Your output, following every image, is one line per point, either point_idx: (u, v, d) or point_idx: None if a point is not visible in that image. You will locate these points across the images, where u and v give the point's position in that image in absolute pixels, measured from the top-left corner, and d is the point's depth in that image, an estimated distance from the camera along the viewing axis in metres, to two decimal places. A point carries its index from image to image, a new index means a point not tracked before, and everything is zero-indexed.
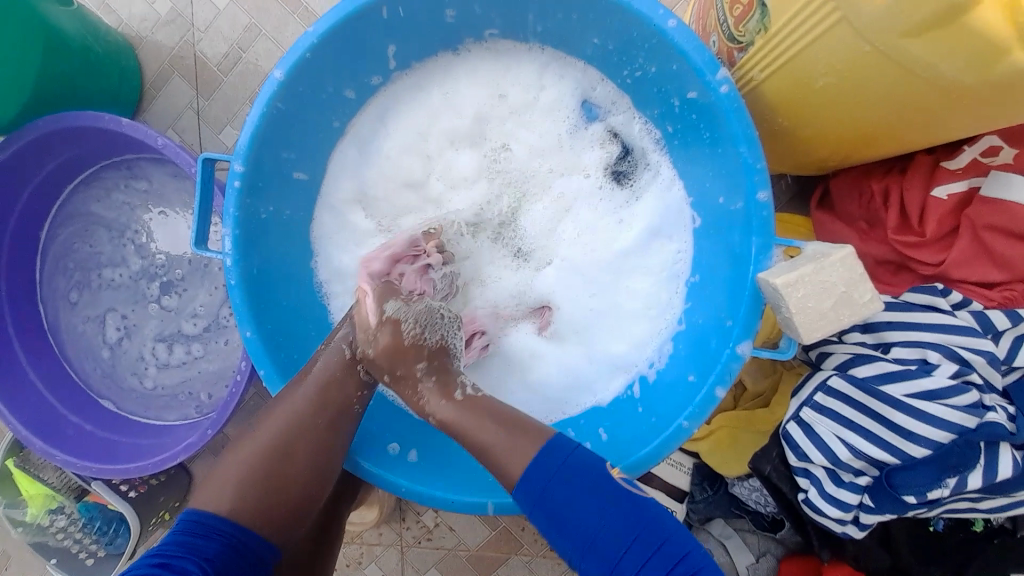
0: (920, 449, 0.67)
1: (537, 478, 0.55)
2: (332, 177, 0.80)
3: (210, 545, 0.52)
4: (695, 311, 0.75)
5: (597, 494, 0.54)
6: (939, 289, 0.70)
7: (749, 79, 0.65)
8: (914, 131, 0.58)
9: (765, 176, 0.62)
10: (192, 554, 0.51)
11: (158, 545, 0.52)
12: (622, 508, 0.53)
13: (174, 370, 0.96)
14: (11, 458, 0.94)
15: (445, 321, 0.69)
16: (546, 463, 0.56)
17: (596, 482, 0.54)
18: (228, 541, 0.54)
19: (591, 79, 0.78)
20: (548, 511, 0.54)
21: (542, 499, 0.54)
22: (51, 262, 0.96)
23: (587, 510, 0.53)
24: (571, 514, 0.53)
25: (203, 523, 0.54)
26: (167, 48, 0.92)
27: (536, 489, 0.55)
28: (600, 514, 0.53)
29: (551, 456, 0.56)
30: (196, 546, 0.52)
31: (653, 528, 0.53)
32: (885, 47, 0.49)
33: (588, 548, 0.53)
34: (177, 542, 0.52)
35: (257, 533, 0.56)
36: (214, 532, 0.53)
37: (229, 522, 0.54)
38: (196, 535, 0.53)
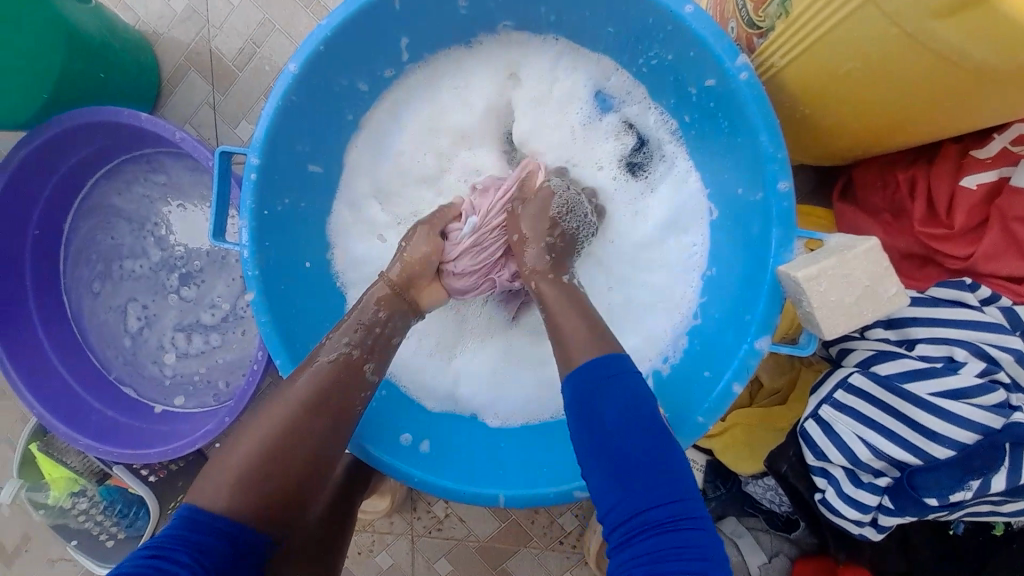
0: (943, 449, 0.65)
1: (591, 377, 0.54)
2: (346, 170, 0.80)
3: (207, 540, 0.49)
4: (711, 305, 0.73)
5: (642, 410, 0.52)
6: (968, 283, 0.67)
7: (769, 66, 0.63)
8: (943, 120, 0.56)
9: (786, 165, 0.60)
10: (187, 547, 0.48)
11: (154, 535, 0.49)
12: (649, 439, 0.51)
13: (193, 360, 0.98)
14: (35, 443, 0.98)
15: (564, 211, 0.71)
16: (602, 365, 0.55)
17: (639, 404, 0.53)
18: (227, 537, 0.51)
19: (605, 70, 0.77)
20: (584, 404, 0.54)
21: (585, 391, 0.54)
22: (74, 254, 0.99)
23: (620, 423, 0.51)
24: (603, 414, 0.52)
25: (199, 517, 0.50)
26: (184, 45, 0.93)
27: (586, 382, 0.54)
28: (627, 428, 0.51)
29: (610, 365, 0.55)
30: (192, 540, 0.49)
31: (673, 471, 0.50)
32: (913, 30, 0.46)
33: (599, 456, 0.52)
34: (170, 535, 0.49)
35: (255, 530, 0.52)
36: (211, 526, 0.50)
37: (226, 519, 0.51)
38: (191, 528, 0.50)
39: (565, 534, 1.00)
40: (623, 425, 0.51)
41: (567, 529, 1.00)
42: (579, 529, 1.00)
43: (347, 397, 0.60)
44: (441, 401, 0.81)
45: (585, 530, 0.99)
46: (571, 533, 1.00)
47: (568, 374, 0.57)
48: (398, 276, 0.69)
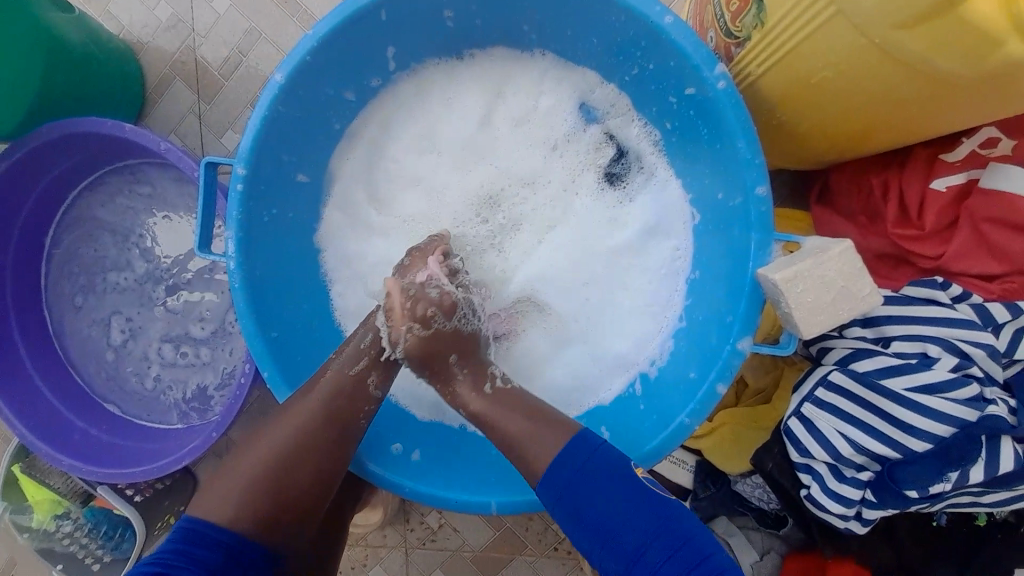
0: (921, 442, 0.67)
1: (562, 473, 0.57)
2: (332, 179, 0.80)
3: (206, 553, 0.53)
4: (695, 306, 0.75)
5: (622, 487, 0.56)
6: (940, 282, 0.70)
7: (747, 75, 0.66)
8: (912, 125, 0.59)
9: (763, 171, 0.62)
10: (188, 561, 0.51)
11: (159, 549, 0.52)
12: (636, 500, 0.55)
13: (179, 370, 0.97)
14: (17, 464, 0.96)
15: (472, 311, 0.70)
16: (571, 455, 0.58)
17: (615, 478, 0.57)
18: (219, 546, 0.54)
19: (590, 82, 0.79)
20: (568, 504, 0.57)
21: (565, 494, 0.57)
22: (57, 268, 0.97)
23: (606, 512, 0.55)
24: (590, 502, 0.56)
25: (199, 531, 0.54)
26: (168, 53, 0.93)
27: (567, 469, 0.57)
28: (622, 501, 0.55)
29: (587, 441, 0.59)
30: (192, 556, 0.52)
31: (679, 531, 0.54)
32: (881, 41, 0.49)
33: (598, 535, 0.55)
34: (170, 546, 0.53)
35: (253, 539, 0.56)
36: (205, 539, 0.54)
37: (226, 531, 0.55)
38: (191, 540, 0.53)
39: (559, 541, 1.00)
40: (608, 495, 0.56)
41: (561, 536, 1.00)
42: None
43: (344, 409, 0.62)
44: (426, 411, 0.81)
45: None
46: (566, 539, 1.00)
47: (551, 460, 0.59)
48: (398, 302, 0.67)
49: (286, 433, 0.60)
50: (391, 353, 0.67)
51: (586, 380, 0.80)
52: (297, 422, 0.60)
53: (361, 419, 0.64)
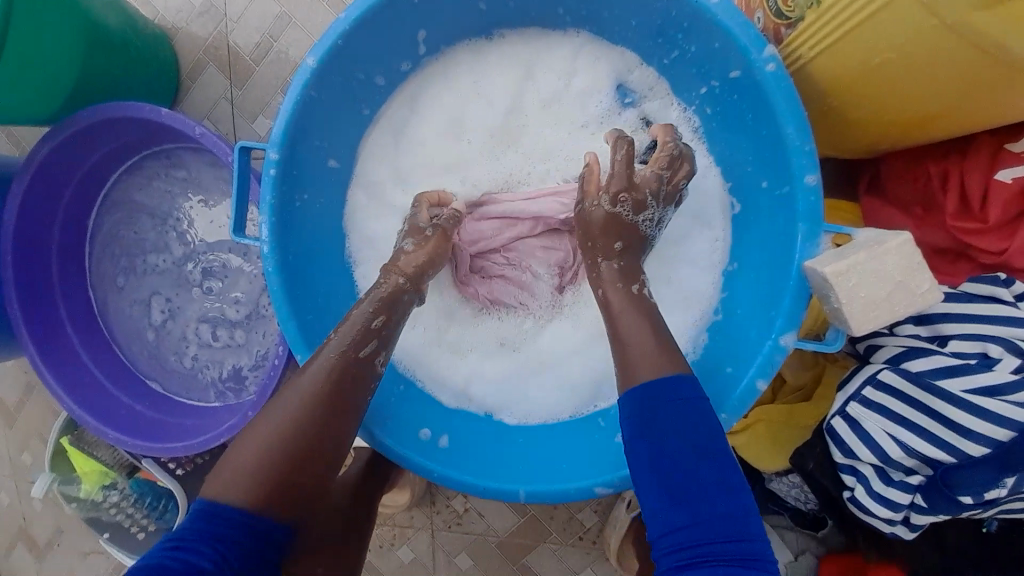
0: (978, 446, 0.63)
1: (652, 395, 0.53)
2: (362, 164, 0.80)
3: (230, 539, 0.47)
4: (732, 301, 0.73)
5: (701, 438, 0.51)
6: (1001, 278, 0.65)
7: (795, 58, 0.62)
8: (977, 114, 0.55)
9: (814, 158, 0.59)
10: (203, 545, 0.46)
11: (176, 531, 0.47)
12: (708, 459, 0.50)
13: (216, 350, 0.99)
14: (65, 437, 1.01)
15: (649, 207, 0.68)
16: (672, 385, 0.53)
17: (701, 429, 0.52)
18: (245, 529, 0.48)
19: (628, 64, 0.76)
20: (645, 423, 0.53)
21: (647, 413, 0.53)
22: (99, 249, 1.01)
23: (675, 453, 0.51)
24: (665, 436, 0.51)
25: (213, 515, 0.48)
26: (201, 39, 0.94)
27: (646, 399, 0.53)
28: (692, 451, 0.51)
29: (677, 388, 0.53)
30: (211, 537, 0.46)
31: (733, 509, 0.49)
32: (955, 21, 0.45)
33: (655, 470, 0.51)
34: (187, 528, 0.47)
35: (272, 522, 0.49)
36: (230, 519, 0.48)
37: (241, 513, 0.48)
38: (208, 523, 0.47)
39: (584, 530, 1.00)
40: (680, 437, 0.51)
41: (586, 525, 1.00)
42: (598, 525, 1.00)
43: (346, 383, 0.56)
44: (456, 398, 0.81)
45: (604, 526, 0.99)
46: (591, 529, 1.00)
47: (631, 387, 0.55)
48: (414, 269, 0.66)
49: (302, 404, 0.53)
50: (395, 310, 0.62)
51: (586, 387, 0.80)
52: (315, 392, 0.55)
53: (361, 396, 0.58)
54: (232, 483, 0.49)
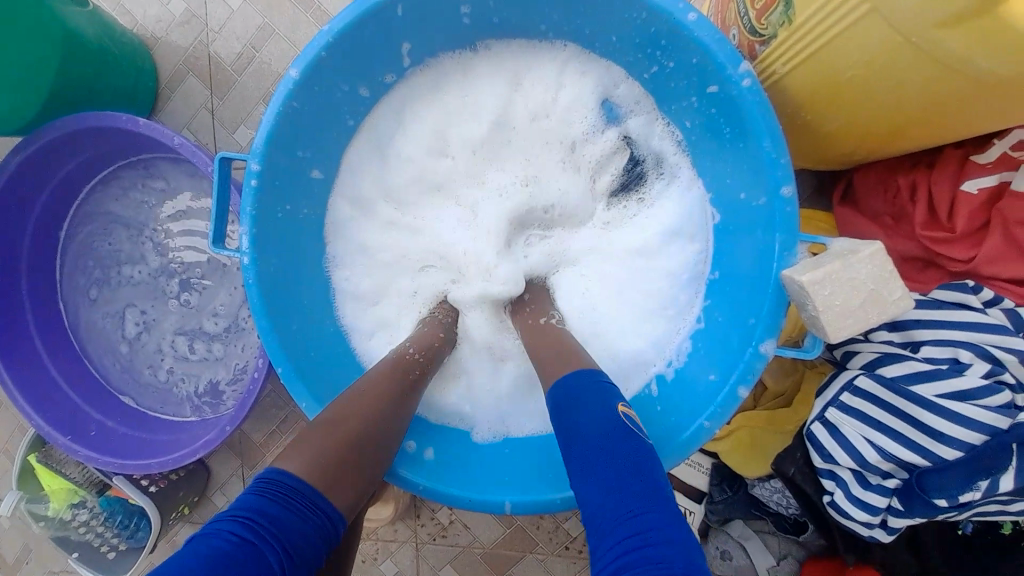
0: (951, 450, 0.65)
1: (572, 385, 0.59)
2: (344, 175, 0.80)
3: (299, 527, 0.44)
4: (715, 309, 0.74)
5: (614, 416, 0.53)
6: (970, 285, 0.68)
7: (772, 73, 0.64)
8: (944, 125, 0.56)
9: (789, 170, 0.60)
10: (277, 533, 0.42)
11: (246, 505, 0.43)
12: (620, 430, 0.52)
13: (193, 364, 0.97)
14: (33, 454, 0.97)
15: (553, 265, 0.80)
16: (593, 376, 0.60)
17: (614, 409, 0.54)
18: (316, 521, 0.46)
19: (615, 77, 0.77)
20: (565, 409, 0.57)
21: (566, 399, 0.58)
22: (72, 261, 0.98)
23: (586, 426, 0.53)
24: (577, 416, 0.55)
25: (289, 493, 0.46)
26: (181, 48, 0.93)
27: (562, 392, 0.59)
28: (603, 426, 0.52)
29: (591, 380, 0.59)
30: (284, 523, 0.44)
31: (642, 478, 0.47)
32: (918, 39, 0.47)
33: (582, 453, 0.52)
34: (259, 507, 0.44)
35: (341, 515, 0.49)
36: (309, 507, 0.46)
37: (322, 499, 0.47)
38: (281, 505, 0.45)
39: (570, 540, 0.99)
40: (597, 415, 0.54)
41: (572, 534, 0.99)
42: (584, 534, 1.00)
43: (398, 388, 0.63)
44: (444, 414, 0.80)
45: None
46: (577, 538, 1.00)
47: (552, 385, 0.61)
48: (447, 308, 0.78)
49: (376, 411, 0.58)
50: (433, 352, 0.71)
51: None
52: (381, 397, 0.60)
53: (410, 402, 0.64)
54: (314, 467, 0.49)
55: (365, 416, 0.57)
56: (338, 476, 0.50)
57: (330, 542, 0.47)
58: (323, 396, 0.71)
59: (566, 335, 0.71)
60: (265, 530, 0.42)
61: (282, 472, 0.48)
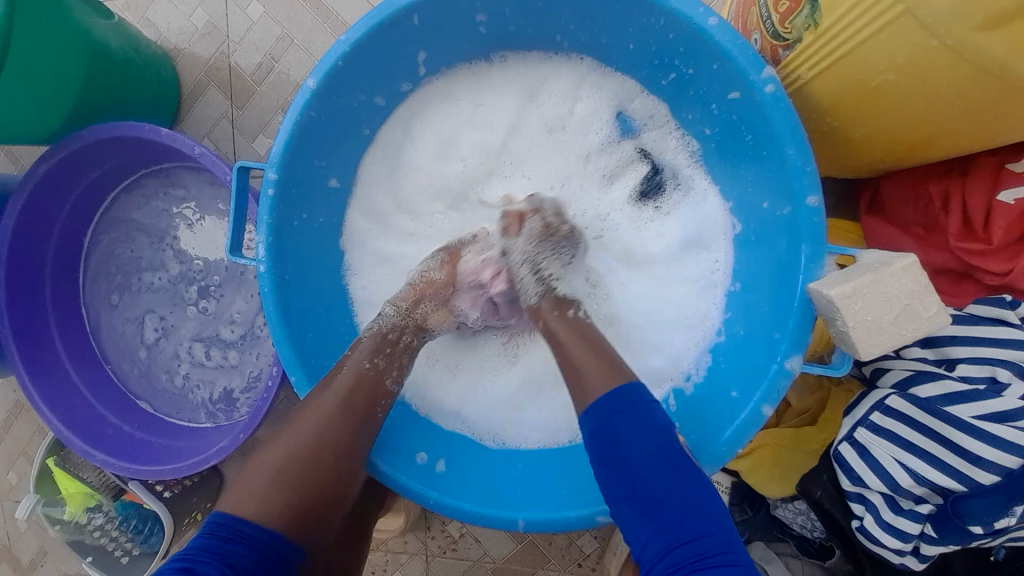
0: (988, 475, 0.61)
1: (605, 409, 0.55)
2: (361, 184, 0.79)
3: (237, 550, 0.51)
4: (735, 321, 0.72)
5: (657, 442, 0.53)
6: (1008, 300, 0.64)
7: (796, 78, 0.62)
8: (979, 133, 0.54)
9: (815, 179, 0.58)
10: (215, 559, 0.49)
11: (187, 546, 0.50)
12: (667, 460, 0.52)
13: (209, 371, 0.97)
14: (52, 458, 0.99)
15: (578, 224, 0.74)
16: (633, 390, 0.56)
17: (653, 430, 0.54)
18: (252, 544, 0.52)
19: (629, 91, 0.77)
20: (603, 438, 0.54)
21: (599, 427, 0.55)
22: (95, 267, 1.00)
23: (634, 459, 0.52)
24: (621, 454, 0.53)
25: (225, 524, 0.52)
26: (202, 60, 0.94)
27: (595, 421, 0.55)
28: (648, 458, 0.52)
29: (629, 395, 0.56)
30: (220, 550, 0.50)
31: (698, 503, 0.50)
32: (955, 43, 0.45)
33: (623, 484, 0.52)
34: (200, 543, 0.51)
35: (283, 537, 0.54)
36: (245, 536, 0.52)
37: (256, 526, 0.53)
38: (219, 537, 0.51)
39: (583, 557, 0.97)
40: (641, 446, 0.53)
41: (586, 551, 0.97)
42: (598, 551, 0.97)
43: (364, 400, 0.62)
44: (451, 419, 0.79)
45: (604, 552, 0.96)
46: (591, 555, 0.97)
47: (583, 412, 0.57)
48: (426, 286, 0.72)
49: (321, 428, 0.59)
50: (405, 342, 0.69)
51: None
52: (330, 411, 0.60)
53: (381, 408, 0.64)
54: (248, 498, 0.54)
55: (328, 433, 0.59)
56: (285, 504, 0.54)
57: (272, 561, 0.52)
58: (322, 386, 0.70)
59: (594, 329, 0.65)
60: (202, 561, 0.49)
61: (225, 511, 0.54)
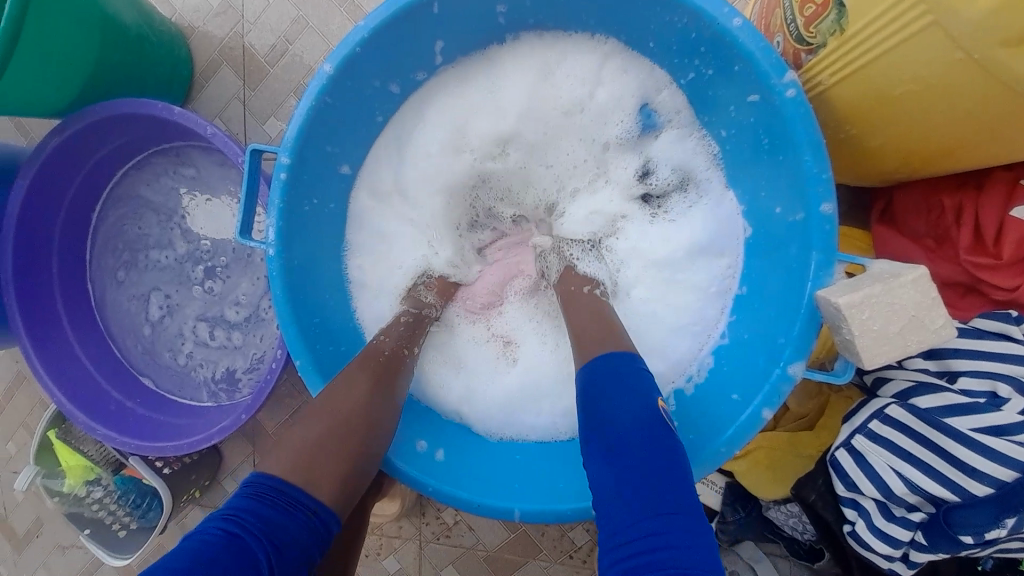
0: (981, 486, 0.62)
1: (601, 370, 0.58)
2: (370, 169, 0.79)
3: (284, 521, 0.48)
4: (741, 324, 0.72)
5: (640, 406, 0.54)
6: (1013, 315, 0.65)
7: (817, 84, 0.61)
8: (995, 148, 0.54)
9: (830, 187, 0.58)
10: (261, 526, 0.46)
11: (232, 507, 0.47)
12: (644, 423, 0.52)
13: (213, 351, 0.98)
14: (53, 430, 0.99)
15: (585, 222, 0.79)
16: (625, 360, 0.59)
17: (638, 396, 0.55)
18: (300, 518, 0.49)
19: (657, 81, 0.74)
20: (592, 394, 0.57)
21: (591, 383, 0.58)
22: (101, 243, 1.00)
23: (615, 418, 0.53)
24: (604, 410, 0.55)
25: (271, 488, 0.49)
26: (216, 38, 0.94)
27: (591, 376, 0.58)
28: (626, 418, 0.53)
29: (623, 363, 0.59)
30: (265, 517, 0.47)
31: (665, 468, 0.49)
32: (982, 56, 0.45)
33: (600, 440, 0.53)
34: (245, 506, 0.47)
35: (331, 513, 0.52)
36: (293, 505, 0.49)
37: (303, 494, 0.50)
38: (266, 503, 0.48)
39: (575, 549, 0.98)
40: (624, 406, 0.54)
41: (577, 544, 0.98)
42: (590, 544, 0.98)
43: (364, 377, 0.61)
44: (452, 408, 0.79)
45: (596, 546, 0.97)
46: (582, 548, 0.98)
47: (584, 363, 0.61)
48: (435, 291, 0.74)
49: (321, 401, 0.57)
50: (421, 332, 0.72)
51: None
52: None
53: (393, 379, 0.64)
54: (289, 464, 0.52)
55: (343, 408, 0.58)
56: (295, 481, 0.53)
57: (320, 538, 0.49)
58: (330, 374, 0.70)
59: (608, 307, 0.70)
60: (250, 526, 0.46)
61: (266, 473, 0.51)
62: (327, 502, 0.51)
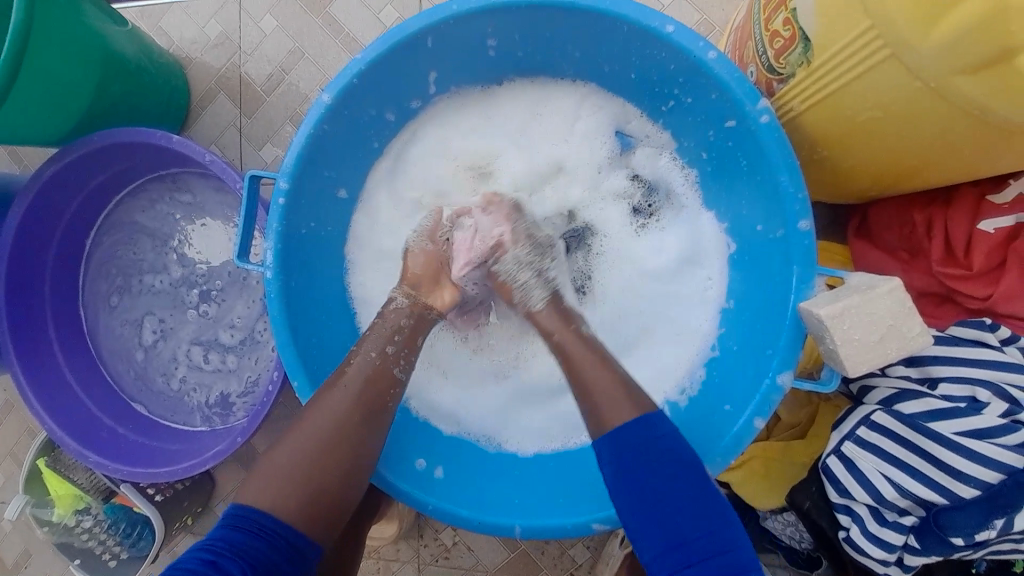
0: (967, 488, 0.64)
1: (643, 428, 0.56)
2: (367, 194, 0.81)
3: (257, 544, 0.51)
4: (728, 336, 0.75)
5: (686, 469, 0.55)
6: (987, 323, 0.68)
7: (789, 109, 0.65)
8: (959, 166, 0.57)
9: (806, 205, 0.62)
10: (234, 551, 0.50)
11: (208, 539, 0.51)
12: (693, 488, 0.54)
13: (207, 375, 0.98)
14: (42, 458, 0.97)
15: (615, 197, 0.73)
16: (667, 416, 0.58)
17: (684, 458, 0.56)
18: (273, 539, 0.52)
19: (628, 114, 0.80)
20: (638, 456, 0.55)
21: (636, 443, 0.56)
22: (95, 268, 1.00)
23: (667, 483, 0.54)
24: (655, 473, 0.54)
25: (244, 516, 0.53)
26: (214, 69, 0.96)
27: (631, 436, 0.56)
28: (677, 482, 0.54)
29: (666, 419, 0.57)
30: (239, 543, 0.51)
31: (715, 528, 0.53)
32: (937, 85, 0.48)
33: (648, 504, 0.54)
34: (220, 536, 0.51)
35: (306, 536, 0.54)
36: (263, 529, 0.52)
37: (275, 520, 0.53)
38: (239, 530, 0.52)
39: (575, 566, 0.98)
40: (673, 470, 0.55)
41: (577, 561, 0.98)
42: (590, 561, 0.98)
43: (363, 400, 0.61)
44: (451, 425, 0.80)
45: (596, 563, 0.97)
46: (582, 565, 0.98)
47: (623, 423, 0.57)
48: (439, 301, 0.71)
49: (320, 424, 0.58)
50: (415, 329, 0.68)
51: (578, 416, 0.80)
52: (330, 406, 0.59)
53: (388, 404, 0.63)
54: (262, 492, 0.55)
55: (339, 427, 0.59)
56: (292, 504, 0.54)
57: (294, 557, 0.53)
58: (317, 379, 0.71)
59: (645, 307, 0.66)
60: (226, 552, 0.50)
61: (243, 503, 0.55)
62: (291, 525, 0.54)
